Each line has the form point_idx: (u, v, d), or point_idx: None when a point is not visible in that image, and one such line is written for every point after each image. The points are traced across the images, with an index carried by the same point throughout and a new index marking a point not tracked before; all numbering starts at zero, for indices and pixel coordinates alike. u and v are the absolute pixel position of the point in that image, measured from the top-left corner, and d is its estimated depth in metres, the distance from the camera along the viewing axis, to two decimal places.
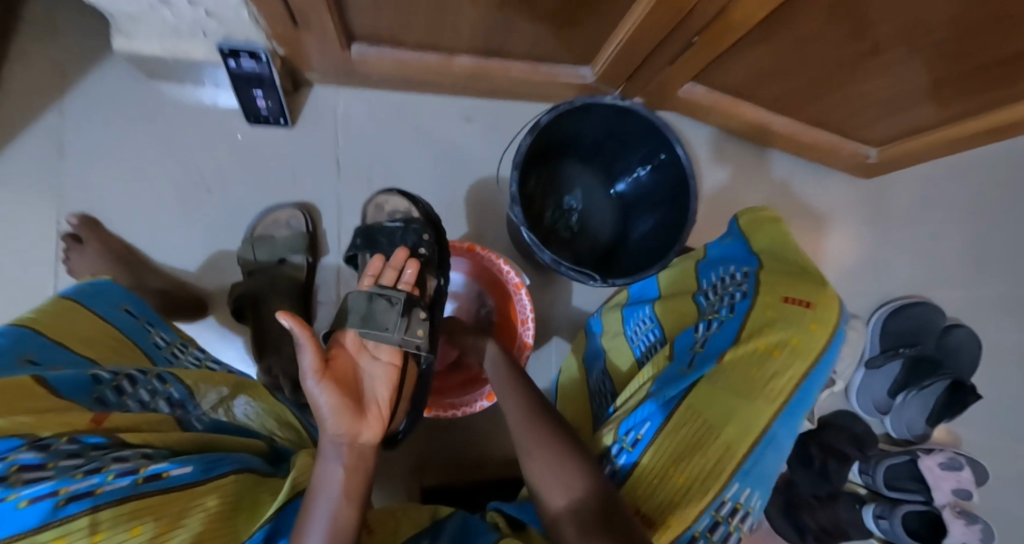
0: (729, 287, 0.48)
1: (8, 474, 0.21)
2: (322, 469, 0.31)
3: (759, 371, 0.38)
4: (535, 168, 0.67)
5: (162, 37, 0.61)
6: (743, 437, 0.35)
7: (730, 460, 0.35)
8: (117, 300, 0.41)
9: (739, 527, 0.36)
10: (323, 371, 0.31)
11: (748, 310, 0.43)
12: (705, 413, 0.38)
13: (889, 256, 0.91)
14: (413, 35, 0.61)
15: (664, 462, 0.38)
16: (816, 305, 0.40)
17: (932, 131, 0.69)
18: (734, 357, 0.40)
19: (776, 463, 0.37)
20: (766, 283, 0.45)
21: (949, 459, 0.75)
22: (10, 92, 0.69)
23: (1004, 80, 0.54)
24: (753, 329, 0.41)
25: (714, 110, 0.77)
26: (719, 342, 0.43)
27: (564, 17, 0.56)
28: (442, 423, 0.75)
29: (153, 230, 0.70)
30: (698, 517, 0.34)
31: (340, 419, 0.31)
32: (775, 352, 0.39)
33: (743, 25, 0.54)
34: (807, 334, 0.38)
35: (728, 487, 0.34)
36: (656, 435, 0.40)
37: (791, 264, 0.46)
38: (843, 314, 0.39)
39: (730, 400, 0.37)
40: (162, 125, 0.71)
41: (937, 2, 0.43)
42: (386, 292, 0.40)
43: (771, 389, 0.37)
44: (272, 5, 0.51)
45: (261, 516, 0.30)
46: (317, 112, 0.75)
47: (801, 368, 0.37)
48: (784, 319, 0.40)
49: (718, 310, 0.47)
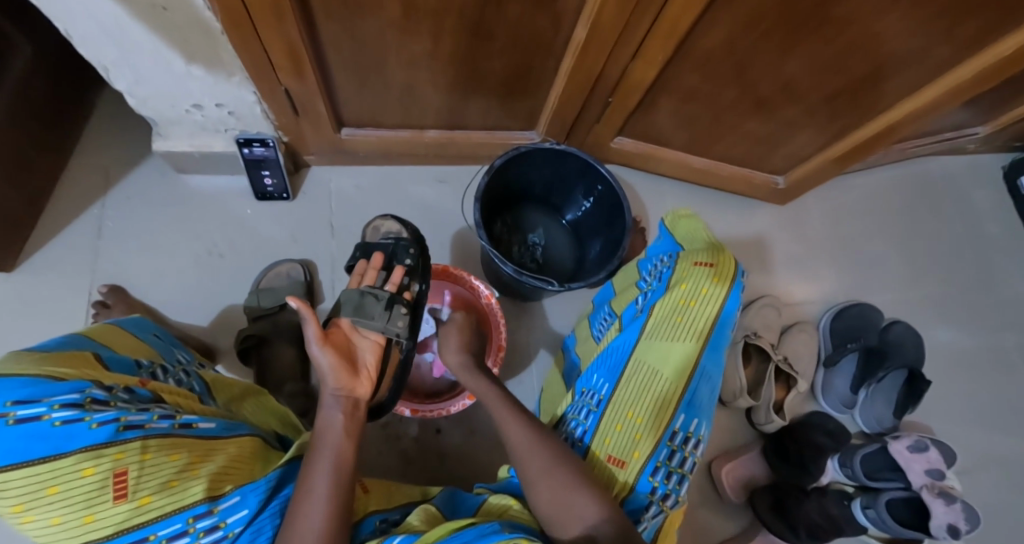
0: (660, 267, 0.61)
1: (86, 405, 0.29)
2: (325, 414, 0.45)
3: (682, 318, 0.53)
4: (497, 214, 0.82)
5: (192, 136, 0.77)
6: (679, 378, 0.51)
7: (674, 398, 0.51)
8: (149, 328, 0.51)
9: (691, 450, 0.51)
10: (323, 340, 0.47)
11: (671, 280, 0.57)
12: (650, 366, 0.52)
13: (825, 267, 1.02)
14: (390, 116, 0.77)
15: (621, 413, 0.50)
16: (716, 265, 0.55)
17: (818, 154, 0.84)
18: (664, 317, 0.54)
19: (710, 391, 0.53)
20: (682, 258, 0.59)
21: (913, 440, 0.78)
22: (62, 191, 0.83)
23: (852, 104, 0.70)
24: (676, 294, 0.55)
25: (645, 158, 0.92)
26: (651, 306, 0.56)
27: (507, 91, 0.73)
28: (432, 452, 0.78)
29: (173, 294, 0.80)
30: (659, 447, 0.49)
31: (338, 375, 0.47)
32: (691, 302, 0.53)
33: (641, 86, 0.70)
34: (711, 287, 0.54)
35: (674, 417, 0.50)
36: (613, 392, 0.51)
37: (701, 244, 0.60)
38: (738, 266, 0.55)
39: (666, 349, 0.52)
40: (185, 208, 0.85)
41: (773, 46, 0.59)
42: (374, 290, 0.55)
43: (692, 336, 0.52)
44: (279, 100, 0.67)
45: (275, 464, 0.43)
46: (314, 188, 0.89)
47: (709, 313, 0.53)
48: (695, 280, 0.55)
49: (651, 286, 0.60)
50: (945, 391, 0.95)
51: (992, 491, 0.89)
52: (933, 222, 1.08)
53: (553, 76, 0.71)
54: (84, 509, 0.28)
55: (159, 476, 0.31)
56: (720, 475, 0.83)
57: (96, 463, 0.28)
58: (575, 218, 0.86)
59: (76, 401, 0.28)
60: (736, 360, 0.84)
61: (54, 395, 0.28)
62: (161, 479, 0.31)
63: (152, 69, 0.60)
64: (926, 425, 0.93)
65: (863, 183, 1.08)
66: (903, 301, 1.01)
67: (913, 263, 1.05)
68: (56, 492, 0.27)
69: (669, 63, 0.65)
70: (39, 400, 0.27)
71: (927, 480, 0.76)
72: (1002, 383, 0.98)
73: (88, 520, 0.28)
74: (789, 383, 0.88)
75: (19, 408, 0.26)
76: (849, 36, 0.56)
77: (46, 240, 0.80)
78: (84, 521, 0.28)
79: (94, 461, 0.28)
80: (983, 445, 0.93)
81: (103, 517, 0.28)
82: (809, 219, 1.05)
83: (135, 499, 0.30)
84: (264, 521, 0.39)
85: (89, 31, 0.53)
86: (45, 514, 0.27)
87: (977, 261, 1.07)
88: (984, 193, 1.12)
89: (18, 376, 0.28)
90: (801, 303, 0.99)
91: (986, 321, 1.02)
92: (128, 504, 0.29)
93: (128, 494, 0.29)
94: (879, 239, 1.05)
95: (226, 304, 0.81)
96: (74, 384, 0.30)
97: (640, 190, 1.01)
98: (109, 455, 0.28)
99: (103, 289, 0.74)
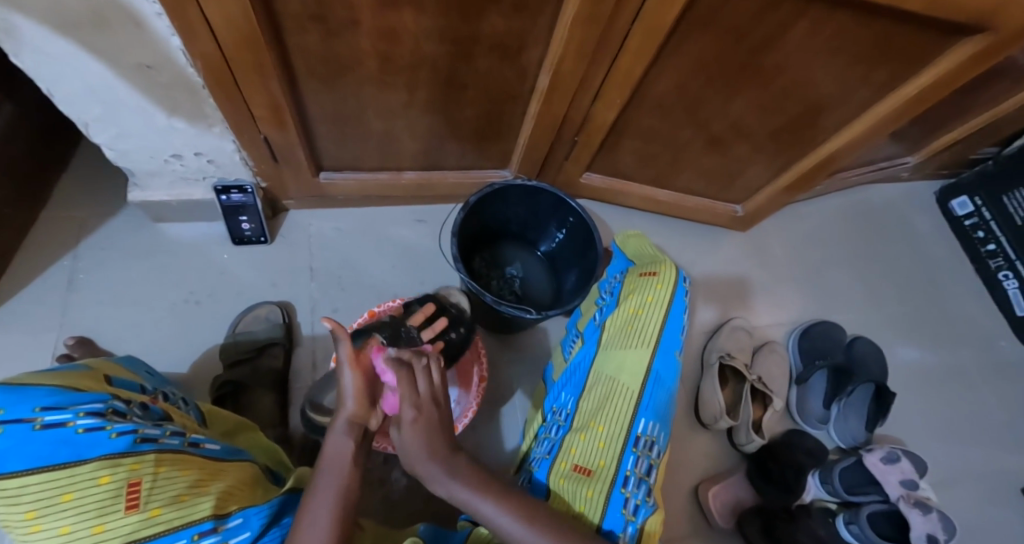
0: (613, 282, 0.74)
1: (107, 414, 0.32)
2: (330, 440, 0.45)
3: (632, 326, 0.64)
4: (474, 249, 0.85)
5: (169, 186, 0.78)
6: (636, 381, 0.60)
7: (633, 404, 0.58)
8: (141, 367, 0.54)
9: (653, 453, 0.57)
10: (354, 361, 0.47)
11: (621, 295, 0.69)
12: (607, 374, 0.62)
13: (788, 290, 1.07)
14: (368, 161, 0.80)
15: (584, 423, 0.59)
16: (659, 272, 0.67)
17: (770, 184, 0.91)
18: (618, 325, 0.65)
19: (666, 393, 0.61)
20: (630, 274, 0.71)
21: (885, 452, 0.81)
22: (31, 245, 0.81)
23: (791, 138, 0.77)
24: (627, 305, 0.66)
25: (614, 193, 0.97)
26: (605, 318, 0.68)
27: (480, 135, 0.77)
28: (418, 496, 0.75)
29: (145, 345, 0.78)
30: (624, 456, 0.55)
31: (358, 402, 0.47)
32: (640, 311, 0.64)
33: (602, 127, 0.76)
34: (656, 291, 0.65)
35: (634, 422, 0.57)
36: (578, 405, 0.61)
37: (648, 255, 0.72)
38: (677, 271, 0.65)
39: (620, 358, 0.62)
40: (159, 256, 0.84)
41: (714, 88, 0.66)
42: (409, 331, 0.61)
43: (643, 338, 0.62)
44: (259, 148, 0.69)
45: (279, 491, 0.46)
46: (293, 231, 0.90)
47: (657, 318, 0.63)
48: (642, 288, 0.67)
49: (604, 304, 0.71)
50: (907, 403, 1.00)
51: (959, 497, 0.93)
52: (881, 242, 1.17)
53: (522, 120, 0.75)
54: (96, 518, 0.29)
55: (169, 490, 0.32)
56: (707, 499, 0.83)
57: (113, 472, 0.30)
58: (550, 249, 0.90)
59: (99, 411, 0.31)
60: (714, 381, 0.88)
61: (78, 404, 0.31)
62: (171, 492, 0.33)
63: (134, 123, 0.62)
64: (896, 438, 0.96)
65: (815, 210, 1.17)
66: (861, 319, 1.07)
67: (868, 283, 1.12)
68: (70, 499, 0.28)
69: (628, 105, 0.71)
70: (66, 407, 0.30)
71: (903, 490, 0.77)
72: (961, 394, 1.03)
73: (98, 530, 0.29)
74: (765, 402, 0.90)
75: (46, 414, 0.29)
76: (781, 81, 0.63)
77: (12, 295, 0.78)
78: (94, 531, 0.29)
79: (111, 470, 0.30)
80: (949, 454, 0.97)
81: (113, 527, 0.30)
82: (769, 244, 1.11)
83: (146, 510, 0.31)
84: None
85: (74, 89, 0.55)
86: (55, 522, 0.28)
87: (924, 278, 1.15)
88: (923, 215, 1.22)
89: (39, 386, 0.30)
90: (770, 325, 1.03)
91: (939, 335, 1.09)
92: (138, 515, 0.31)
93: (139, 505, 0.31)
94: (835, 262, 1.12)
95: (203, 351, 0.80)
96: (97, 395, 0.33)
97: (612, 223, 1.05)
98: (126, 465, 0.30)
99: (70, 342, 0.70)
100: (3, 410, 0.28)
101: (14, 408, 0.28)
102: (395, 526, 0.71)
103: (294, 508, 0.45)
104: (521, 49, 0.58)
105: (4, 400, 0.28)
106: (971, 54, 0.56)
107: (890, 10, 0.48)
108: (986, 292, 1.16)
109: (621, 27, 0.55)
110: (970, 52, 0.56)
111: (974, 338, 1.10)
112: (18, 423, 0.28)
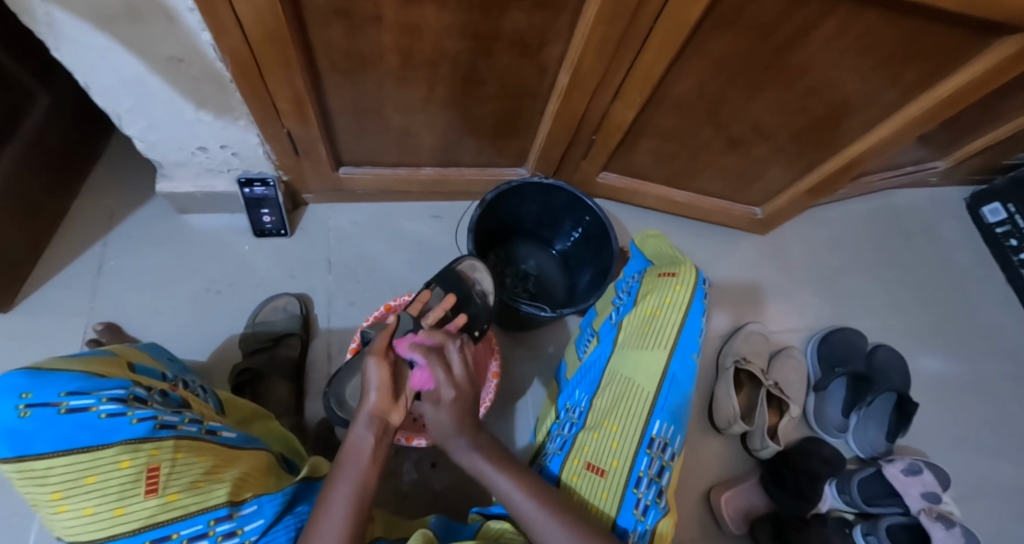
0: (630, 282, 0.74)
1: (128, 400, 0.33)
2: (355, 433, 0.45)
3: (649, 327, 0.63)
4: (489, 245, 0.85)
5: (195, 178, 0.80)
6: (652, 382, 0.59)
7: (649, 404, 0.58)
8: (163, 354, 0.56)
9: (667, 456, 0.57)
10: (382, 354, 0.47)
11: (638, 295, 0.69)
12: (623, 373, 0.62)
13: (807, 294, 1.05)
14: (386, 156, 0.81)
15: (598, 421, 0.58)
16: (679, 273, 0.66)
17: (791, 187, 0.89)
18: (635, 325, 0.65)
19: (682, 394, 0.60)
20: (649, 274, 0.71)
21: (907, 463, 0.79)
22: (64, 232, 0.84)
23: (814, 141, 0.76)
24: (646, 306, 0.66)
25: (631, 193, 0.97)
26: (621, 318, 0.68)
27: (497, 132, 0.78)
28: (429, 489, 0.75)
29: (167, 332, 0.80)
30: (639, 457, 0.55)
31: (382, 398, 0.46)
32: (658, 312, 0.64)
33: (619, 128, 0.76)
34: (675, 292, 0.64)
35: (649, 423, 0.57)
36: (592, 402, 0.61)
37: (665, 255, 0.71)
38: (697, 273, 0.64)
39: (636, 358, 0.62)
40: (183, 246, 0.86)
41: (735, 89, 0.65)
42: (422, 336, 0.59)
43: (661, 338, 0.62)
44: (282, 142, 0.71)
45: (293, 480, 0.46)
46: (312, 224, 0.92)
47: (675, 319, 0.63)
48: (661, 289, 0.66)
49: (620, 304, 0.71)
50: (930, 415, 0.97)
51: (983, 515, 0.89)
52: (906, 249, 1.14)
53: (540, 117, 0.75)
54: (116, 501, 0.30)
55: (186, 476, 0.33)
56: (719, 505, 0.82)
57: (133, 456, 0.30)
58: (565, 248, 0.90)
59: (120, 397, 0.32)
60: (729, 385, 0.87)
61: (102, 390, 0.32)
62: (188, 479, 0.33)
63: (163, 115, 0.64)
64: (918, 450, 0.94)
65: (837, 214, 1.14)
66: (884, 326, 1.04)
67: (891, 290, 1.09)
68: (92, 481, 0.29)
69: (648, 104, 0.71)
70: (89, 392, 0.31)
71: (925, 504, 0.75)
72: (986, 407, 1.00)
73: (118, 513, 0.30)
74: (781, 408, 0.88)
75: (70, 398, 0.30)
76: (805, 82, 0.62)
77: (45, 281, 0.81)
78: (115, 514, 0.30)
79: (132, 454, 0.30)
80: (974, 468, 0.94)
81: (132, 510, 0.30)
82: (789, 247, 1.09)
83: (163, 495, 0.32)
84: (278, 533, 0.39)
85: (108, 82, 0.57)
86: (79, 503, 0.29)
87: (950, 286, 1.11)
88: (951, 221, 1.18)
89: (66, 371, 0.31)
90: (787, 330, 1.01)
91: (965, 345, 1.05)
92: (157, 499, 0.31)
93: (158, 489, 0.31)
94: (857, 267, 1.09)
95: (223, 338, 0.82)
96: (119, 382, 0.34)
97: (628, 223, 1.04)
98: (145, 450, 0.31)
99: (99, 326, 0.72)
100: (31, 394, 0.29)
101: (41, 393, 0.29)
102: (406, 517, 0.72)
103: (308, 497, 0.46)
104: (542, 46, 0.59)
105: (32, 384, 0.29)
106: (1007, 55, 0.54)
107: (922, 9, 0.47)
108: (1016, 302, 1.12)
109: (643, 25, 0.54)
110: (1004, 54, 0.54)
111: (1003, 349, 1.06)
112: (46, 408, 0.29)
